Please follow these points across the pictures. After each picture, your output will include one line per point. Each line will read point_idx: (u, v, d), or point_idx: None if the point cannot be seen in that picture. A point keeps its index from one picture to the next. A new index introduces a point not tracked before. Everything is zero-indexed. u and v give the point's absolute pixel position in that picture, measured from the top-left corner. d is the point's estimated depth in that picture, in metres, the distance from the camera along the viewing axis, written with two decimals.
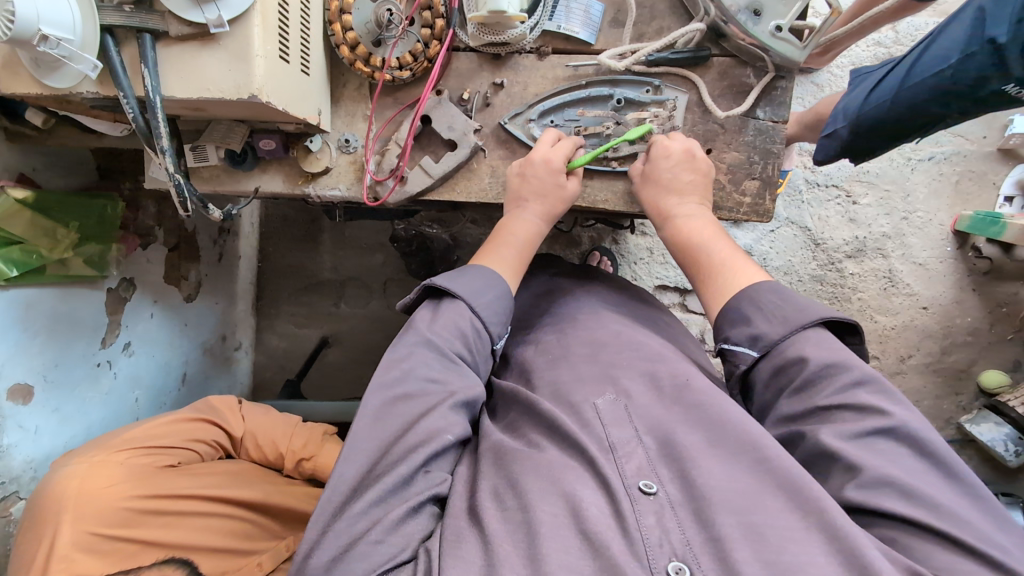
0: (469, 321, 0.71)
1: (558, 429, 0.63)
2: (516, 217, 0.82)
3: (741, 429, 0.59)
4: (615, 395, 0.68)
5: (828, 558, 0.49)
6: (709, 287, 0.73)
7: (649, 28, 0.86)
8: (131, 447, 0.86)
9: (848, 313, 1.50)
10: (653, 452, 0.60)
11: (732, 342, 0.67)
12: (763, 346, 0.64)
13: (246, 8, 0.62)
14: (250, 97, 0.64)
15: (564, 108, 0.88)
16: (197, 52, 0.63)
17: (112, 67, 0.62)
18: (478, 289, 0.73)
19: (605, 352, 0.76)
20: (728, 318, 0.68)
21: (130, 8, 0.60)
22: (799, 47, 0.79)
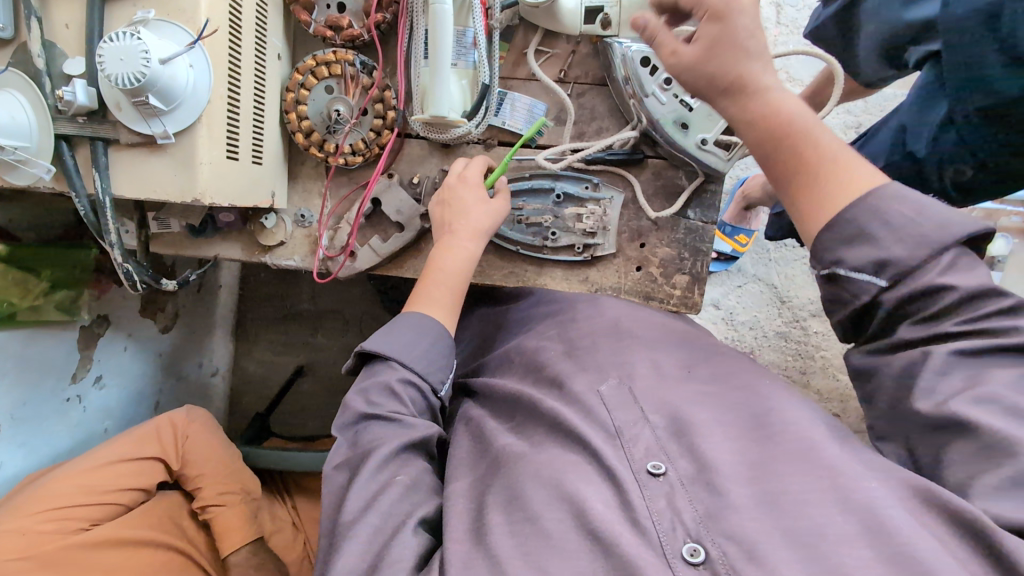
0: (401, 377, 0.70)
1: (561, 425, 0.63)
2: (446, 246, 0.81)
3: (745, 411, 0.60)
4: (619, 379, 0.67)
5: (845, 517, 0.48)
6: (812, 191, 0.54)
7: (589, 128, 0.91)
8: (41, 510, 0.94)
9: (811, 370, 1.54)
10: (661, 431, 0.60)
11: (850, 268, 0.52)
12: (892, 274, 0.50)
13: (190, 122, 0.67)
14: (194, 200, 0.69)
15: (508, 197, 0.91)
16: (145, 156, 0.68)
17: (66, 170, 0.67)
18: (410, 342, 0.73)
19: (604, 343, 0.74)
20: (839, 235, 0.52)
21: (83, 119, 0.65)
22: (724, 159, 0.84)
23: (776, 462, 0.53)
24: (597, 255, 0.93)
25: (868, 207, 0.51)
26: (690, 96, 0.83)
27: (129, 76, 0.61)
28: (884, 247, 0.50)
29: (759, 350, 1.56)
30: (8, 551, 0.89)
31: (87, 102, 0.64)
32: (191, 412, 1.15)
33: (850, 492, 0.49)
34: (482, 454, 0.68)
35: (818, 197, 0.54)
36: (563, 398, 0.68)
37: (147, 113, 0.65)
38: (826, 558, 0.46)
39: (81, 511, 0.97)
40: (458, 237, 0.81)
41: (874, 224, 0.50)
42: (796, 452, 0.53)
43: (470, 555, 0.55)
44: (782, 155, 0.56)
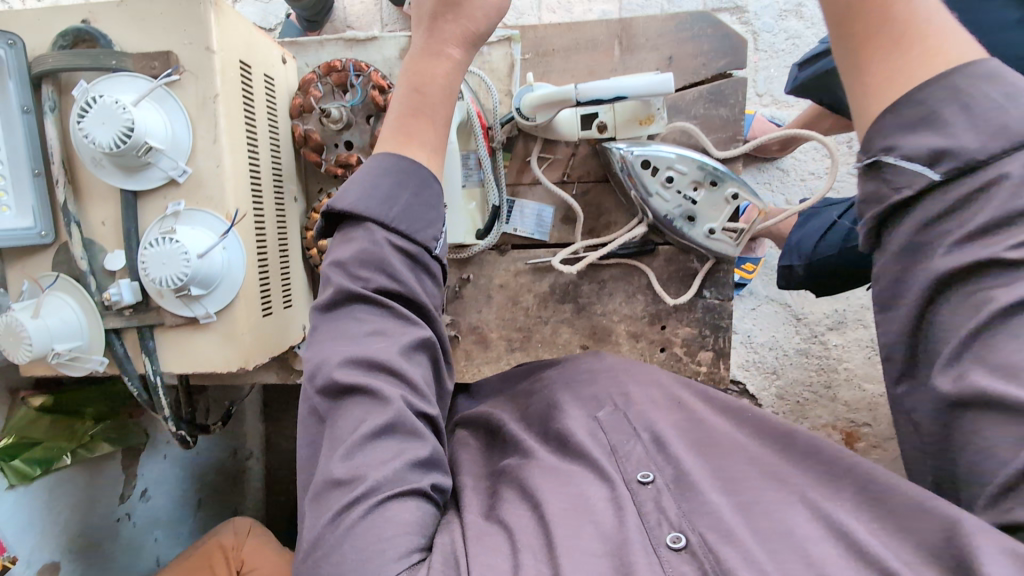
0: (391, 252, 0.62)
1: (568, 446, 0.61)
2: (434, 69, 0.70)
3: (748, 421, 0.60)
4: (613, 407, 0.63)
5: (830, 538, 0.48)
6: (888, 54, 0.52)
7: (598, 222, 0.94)
8: None
9: (836, 381, 1.59)
10: (651, 446, 0.58)
11: (902, 155, 0.51)
12: (946, 167, 0.49)
13: (228, 299, 0.70)
14: (240, 368, 0.72)
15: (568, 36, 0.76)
16: (189, 334, 0.71)
17: (118, 359, 0.70)
18: (388, 197, 0.64)
19: (600, 369, 0.69)
20: (902, 121, 0.51)
21: (129, 311, 0.69)
22: (732, 244, 0.87)
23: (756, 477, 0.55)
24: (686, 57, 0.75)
25: (950, 87, 0.50)
26: (692, 190, 0.86)
27: (171, 278, 0.65)
28: (956, 136, 0.49)
29: (783, 369, 1.60)
30: None
31: (133, 298, 0.68)
32: (236, 528, 1.18)
33: (820, 505, 0.51)
34: (481, 466, 0.65)
35: (889, 67, 0.52)
36: (570, 408, 0.64)
37: (189, 301, 0.68)
38: (783, 539, 0.49)
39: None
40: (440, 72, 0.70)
41: (952, 111, 0.49)
42: (768, 467, 0.55)
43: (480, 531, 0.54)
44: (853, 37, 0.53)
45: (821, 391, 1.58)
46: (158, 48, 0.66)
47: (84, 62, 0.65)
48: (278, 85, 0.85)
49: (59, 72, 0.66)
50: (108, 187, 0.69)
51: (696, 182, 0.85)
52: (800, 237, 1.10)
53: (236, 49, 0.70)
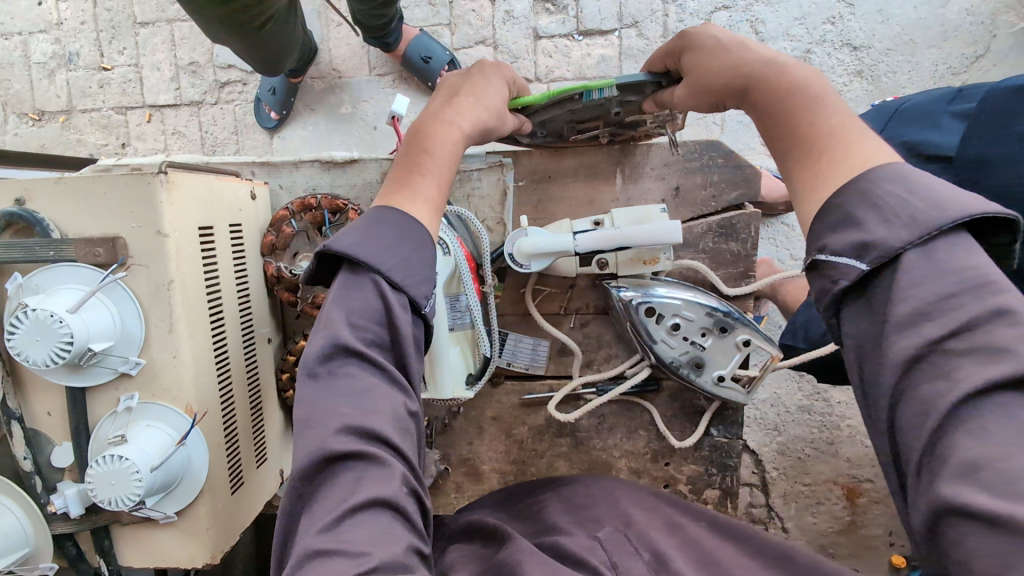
0: (397, 300, 0.56)
1: (567, 555, 0.62)
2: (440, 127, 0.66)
3: (730, 553, 0.65)
4: (615, 527, 0.67)
5: None
6: (812, 167, 0.51)
7: (597, 354, 0.88)
8: None
9: (839, 440, 1.50)
10: (649, 563, 0.62)
11: (832, 252, 0.47)
12: (876, 258, 0.44)
13: (192, 496, 0.64)
14: (207, 563, 0.66)
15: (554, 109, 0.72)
16: (150, 529, 0.65)
17: (70, 560, 0.64)
18: (391, 248, 0.57)
19: (599, 490, 0.74)
20: (828, 224, 0.48)
21: (78, 516, 0.62)
22: (743, 392, 0.80)
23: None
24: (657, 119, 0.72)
25: (857, 190, 0.47)
26: (701, 336, 0.79)
27: (125, 496, 0.58)
28: (871, 230, 0.45)
29: (784, 426, 1.52)
30: None
31: (82, 503, 0.61)
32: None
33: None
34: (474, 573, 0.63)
35: (818, 175, 0.51)
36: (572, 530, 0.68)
37: (146, 507, 0.62)
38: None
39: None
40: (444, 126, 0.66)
41: (865, 211, 0.46)
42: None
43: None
44: (778, 140, 0.55)
45: (823, 447, 1.50)
46: (104, 231, 0.60)
47: (16, 255, 0.59)
48: (248, 223, 0.77)
49: None
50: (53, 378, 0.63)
51: (705, 328, 0.79)
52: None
53: (193, 217, 0.64)
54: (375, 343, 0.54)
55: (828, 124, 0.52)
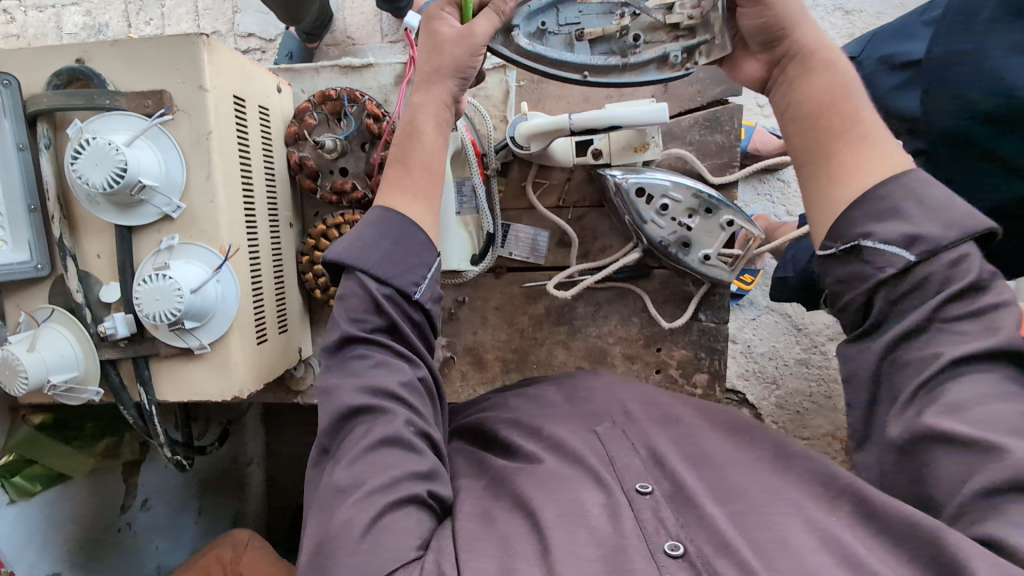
0: (377, 290, 0.65)
1: (564, 449, 0.63)
2: (422, 118, 0.71)
3: (737, 445, 0.63)
4: (613, 422, 0.67)
5: (808, 532, 0.51)
6: (839, 151, 0.61)
7: (593, 245, 0.95)
8: None
9: (835, 393, 1.55)
10: (646, 457, 0.61)
11: (879, 239, 0.57)
12: (921, 249, 0.55)
13: (224, 330, 0.71)
14: (234, 397, 0.73)
15: (559, 8, 0.70)
16: (184, 363, 0.72)
17: (114, 388, 0.72)
18: (372, 244, 0.66)
19: (597, 387, 0.73)
20: (868, 211, 0.58)
21: (125, 343, 0.70)
22: (728, 270, 0.87)
23: (753, 493, 0.56)
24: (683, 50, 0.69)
25: (903, 188, 0.57)
26: (688, 216, 0.85)
27: (167, 312, 0.66)
28: (914, 223, 0.56)
29: (782, 379, 1.57)
30: None
31: (128, 330, 0.69)
32: (235, 541, 1.22)
33: (813, 518, 0.52)
34: (482, 469, 0.66)
35: (845, 168, 0.60)
36: (568, 424, 0.67)
37: (183, 333, 0.69)
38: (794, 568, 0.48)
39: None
40: (422, 114, 0.71)
41: (909, 203, 0.57)
42: (776, 491, 0.55)
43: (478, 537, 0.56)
44: (806, 128, 0.63)
45: (822, 401, 1.55)
46: (152, 86, 0.68)
47: (78, 102, 0.66)
48: (273, 112, 0.85)
49: (54, 111, 0.67)
50: (103, 221, 0.70)
51: (691, 209, 0.85)
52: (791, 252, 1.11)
53: (230, 84, 0.72)
54: (373, 330, 0.64)
55: (851, 124, 0.61)
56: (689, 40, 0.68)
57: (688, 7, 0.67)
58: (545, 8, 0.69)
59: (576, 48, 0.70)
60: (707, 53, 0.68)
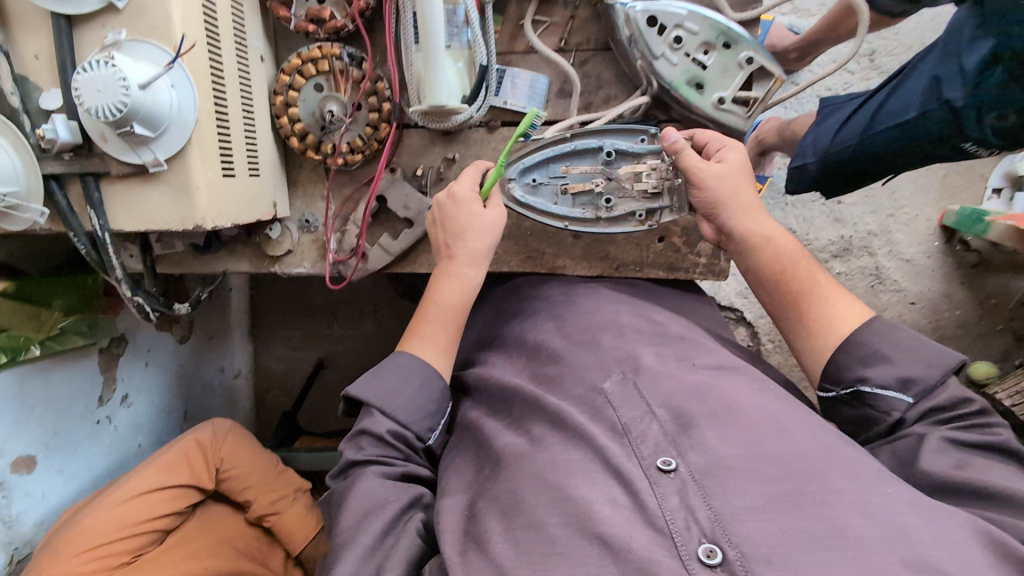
0: (386, 428, 0.69)
1: (564, 422, 0.63)
2: (444, 280, 0.78)
3: (757, 410, 0.60)
4: (623, 374, 0.67)
5: (866, 520, 0.48)
6: (812, 314, 0.68)
7: (596, 97, 0.87)
8: (81, 549, 0.96)
9: None
10: (668, 426, 0.60)
11: (876, 385, 0.62)
12: (915, 392, 0.61)
13: (182, 145, 0.63)
14: (196, 225, 0.66)
15: (549, 163, 0.84)
16: (138, 186, 0.64)
17: (61, 210, 0.64)
18: (396, 386, 0.71)
19: (605, 337, 0.74)
20: (857, 355, 0.64)
21: (69, 155, 0.62)
22: (743, 116, 0.79)
23: (796, 460, 0.53)
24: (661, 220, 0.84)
25: (876, 332, 0.65)
26: (702, 53, 0.78)
27: (110, 107, 0.57)
28: (897, 364, 0.62)
29: None
30: None
31: (71, 138, 0.61)
32: (216, 428, 1.17)
33: (870, 510, 0.49)
34: (482, 459, 0.67)
35: (815, 329, 0.68)
36: (566, 395, 0.68)
37: (133, 142, 0.61)
38: (850, 562, 0.45)
39: (124, 544, 1.00)
40: (444, 295, 0.78)
41: (888, 348, 0.63)
42: (808, 455, 0.54)
43: (468, 560, 0.55)
44: (778, 300, 0.71)
45: None
46: None
47: None
48: None
49: None
50: (37, 12, 0.61)
51: (706, 44, 0.77)
52: (813, 135, 1.01)
53: None
54: (395, 435, 0.69)
55: (815, 293, 0.69)
56: (661, 203, 0.83)
57: (653, 179, 0.82)
58: (535, 166, 0.84)
59: (561, 200, 0.84)
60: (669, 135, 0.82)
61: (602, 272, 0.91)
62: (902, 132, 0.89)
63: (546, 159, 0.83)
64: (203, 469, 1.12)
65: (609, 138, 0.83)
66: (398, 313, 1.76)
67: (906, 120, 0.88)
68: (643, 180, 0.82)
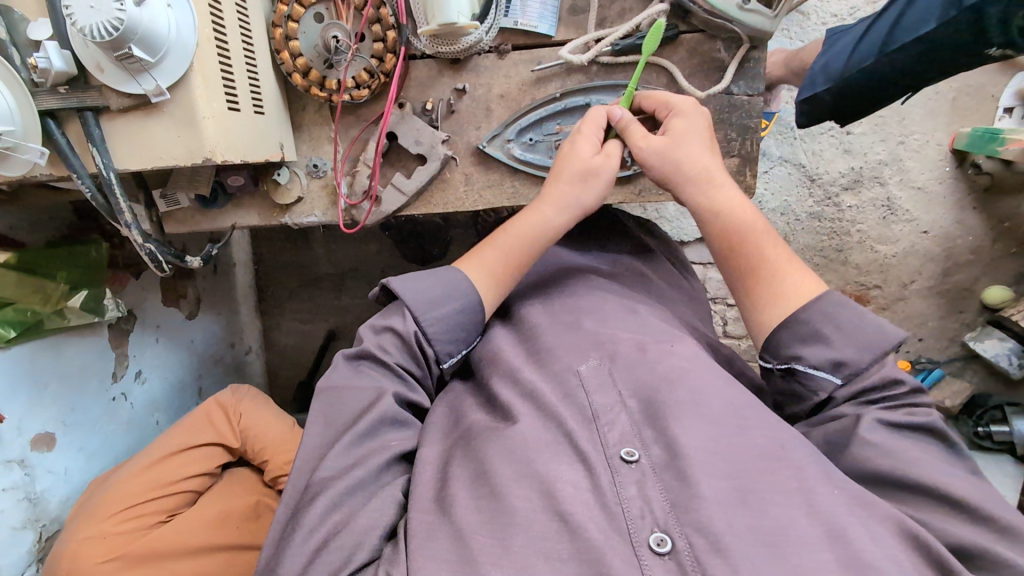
0: (412, 331, 0.67)
1: (539, 403, 0.61)
2: (531, 209, 0.75)
3: (726, 393, 0.59)
4: (600, 359, 0.65)
5: (809, 519, 0.48)
6: (769, 287, 0.64)
7: (611, 11, 0.83)
8: (112, 513, 0.96)
9: (848, 246, 1.45)
10: (637, 415, 0.59)
11: (809, 365, 0.59)
12: (846, 373, 0.58)
13: (184, 71, 0.59)
14: (205, 160, 0.62)
15: (543, 121, 0.85)
16: (142, 121, 0.61)
17: (62, 151, 0.61)
18: (436, 299, 0.69)
19: (588, 320, 0.71)
20: (796, 333, 0.60)
21: (65, 88, 0.58)
22: (770, 17, 0.75)
23: (753, 457, 0.52)
24: (643, 167, 0.86)
25: (825, 313, 0.59)
26: None
27: (103, 26, 0.53)
28: (833, 347, 0.58)
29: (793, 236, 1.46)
30: (94, 556, 0.92)
31: (65, 67, 0.57)
32: (234, 391, 1.18)
33: (815, 500, 0.49)
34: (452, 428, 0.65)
35: (770, 296, 0.63)
36: (543, 371, 0.65)
37: (132, 69, 0.57)
38: (788, 558, 0.46)
39: (159, 504, 1.00)
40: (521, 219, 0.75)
41: (829, 328, 0.59)
42: (767, 449, 0.53)
43: (434, 527, 0.53)
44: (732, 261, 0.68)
45: (832, 255, 1.45)
46: None
47: None
48: None
49: None
50: None
51: None
52: (823, 62, 0.90)
53: None
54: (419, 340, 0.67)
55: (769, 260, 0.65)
56: None
57: None
58: (530, 125, 0.85)
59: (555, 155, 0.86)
60: (652, 85, 0.83)
61: (623, 200, 0.87)
62: (927, 53, 0.81)
63: (540, 116, 0.85)
64: (227, 429, 1.12)
65: (596, 94, 0.84)
66: None
67: (925, 33, 0.79)
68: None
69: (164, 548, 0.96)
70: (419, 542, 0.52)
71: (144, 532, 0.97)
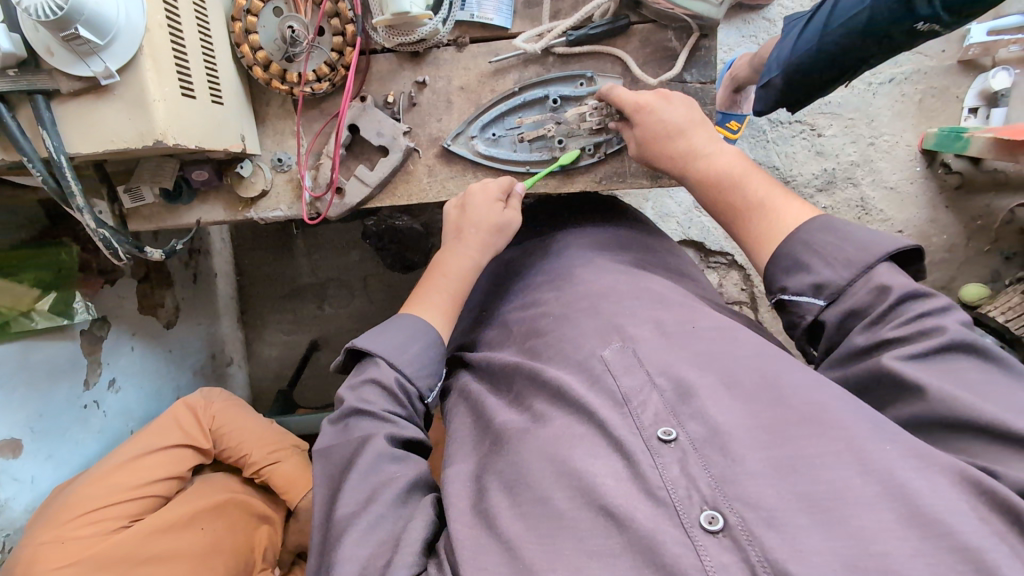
0: (390, 377, 0.68)
1: (565, 398, 0.61)
2: (449, 255, 0.80)
3: (755, 368, 0.59)
4: (621, 343, 0.65)
5: (865, 477, 0.47)
6: (750, 231, 0.69)
7: (565, 3, 0.85)
8: (75, 515, 0.93)
9: None
10: (669, 394, 0.58)
11: (793, 292, 0.63)
12: (829, 293, 0.60)
13: (131, 54, 0.60)
14: (156, 142, 0.62)
15: (504, 118, 0.87)
16: (93, 104, 0.62)
17: (11, 134, 0.61)
18: (399, 345, 0.71)
19: (602, 305, 0.72)
20: (782, 266, 0.64)
21: (14, 71, 0.59)
22: (715, 5, 0.77)
23: (796, 427, 0.52)
24: (609, 153, 0.87)
25: (801, 242, 0.63)
26: None
27: (46, 5, 0.54)
28: (815, 271, 0.61)
29: None
30: (55, 560, 0.89)
31: (13, 49, 0.58)
32: (207, 393, 1.15)
33: (869, 463, 0.48)
34: (484, 432, 0.66)
35: (761, 240, 0.67)
36: (566, 363, 0.66)
37: (82, 53, 0.59)
38: (846, 522, 0.45)
39: (121, 509, 0.97)
40: (443, 270, 0.80)
41: (810, 257, 0.62)
42: (810, 417, 0.52)
43: (478, 539, 0.54)
44: (720, 215, 0.72)
45: None
46: None
47: None
48: None
49: None
50: None
51: None
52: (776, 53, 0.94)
53: None
54: (399, 384, 0.68)
55: (748, 212, 0.69)
56: (606, 137, 0.85)
57: (596, 118, 0.84)
58: (493, 121, 0.87)
59: (520, 148, 0.87)
60: (608, 74, 0.85)
61: (585, 188, 0.88)
62: (866, 31, 0.82)
63: (501, 113, 0.86)
64: (197, 431, 1.10)
65: (554, 86, 0.85)
66: (388, 285, 1.70)
67: (863, 8, 0.81)
68: (590, 117, 0.84)
69: (122, 556, 0.94)
70: (468, 554, 0.52)
71: (110, 537, 0.94)
